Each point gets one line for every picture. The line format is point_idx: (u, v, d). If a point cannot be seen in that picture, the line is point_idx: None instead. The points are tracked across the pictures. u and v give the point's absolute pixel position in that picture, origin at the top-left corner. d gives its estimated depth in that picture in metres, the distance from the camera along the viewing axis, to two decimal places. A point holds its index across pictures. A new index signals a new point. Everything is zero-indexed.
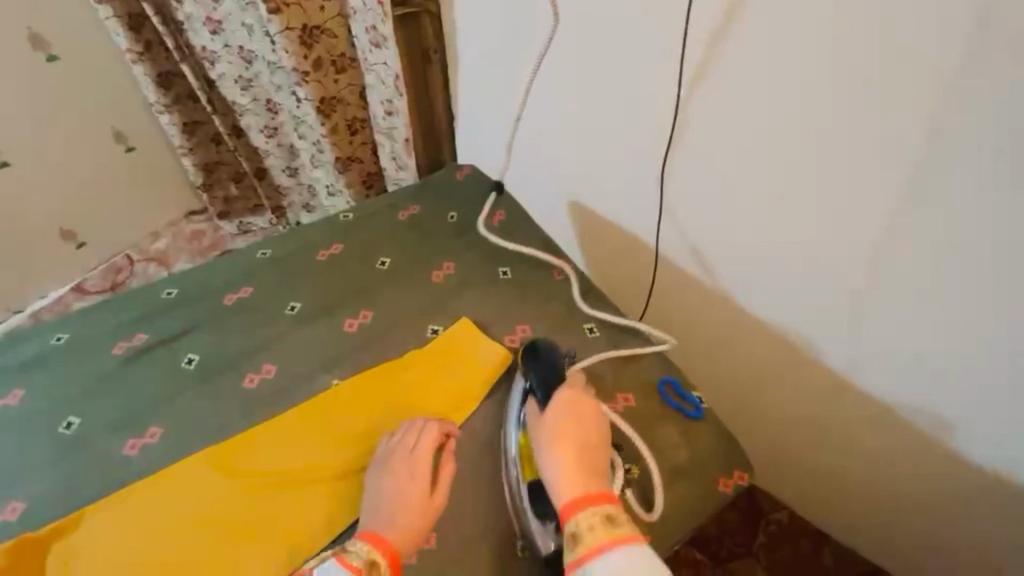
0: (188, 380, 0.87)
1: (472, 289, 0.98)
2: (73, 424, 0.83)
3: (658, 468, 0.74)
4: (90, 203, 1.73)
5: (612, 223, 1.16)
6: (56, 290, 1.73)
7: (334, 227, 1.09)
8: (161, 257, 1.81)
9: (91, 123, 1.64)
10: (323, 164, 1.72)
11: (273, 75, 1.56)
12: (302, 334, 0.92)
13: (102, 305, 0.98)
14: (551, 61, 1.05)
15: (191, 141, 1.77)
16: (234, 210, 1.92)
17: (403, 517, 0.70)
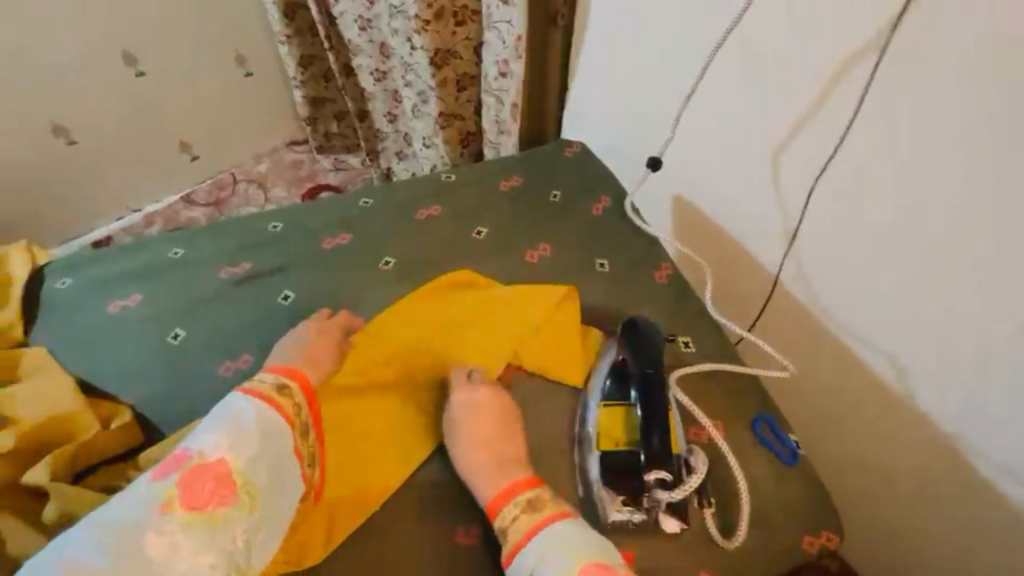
0: (284, 314, 0.90)
1: (566, 276, 0.94)
2: (179, 335, 0.88)
3: (749, 511, 0.68)
4: (206, 121, 1.82)
5: (720, 230, 1.08)
6: (167, 198, 1.84)
7: (434, 188, 1.08)
8: (262, 179, 1.90)
9: (217, 44, 1.73)
10: (424, 115, 1.72)
11: (393, 18, 1.56)
12: (394, 290, 0.93)
13: (216, 227, 1.02)
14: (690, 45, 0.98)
15: (305, 74, 1.82)
16: (331, 147, 1.98)
17: (309, 355, 0.78)
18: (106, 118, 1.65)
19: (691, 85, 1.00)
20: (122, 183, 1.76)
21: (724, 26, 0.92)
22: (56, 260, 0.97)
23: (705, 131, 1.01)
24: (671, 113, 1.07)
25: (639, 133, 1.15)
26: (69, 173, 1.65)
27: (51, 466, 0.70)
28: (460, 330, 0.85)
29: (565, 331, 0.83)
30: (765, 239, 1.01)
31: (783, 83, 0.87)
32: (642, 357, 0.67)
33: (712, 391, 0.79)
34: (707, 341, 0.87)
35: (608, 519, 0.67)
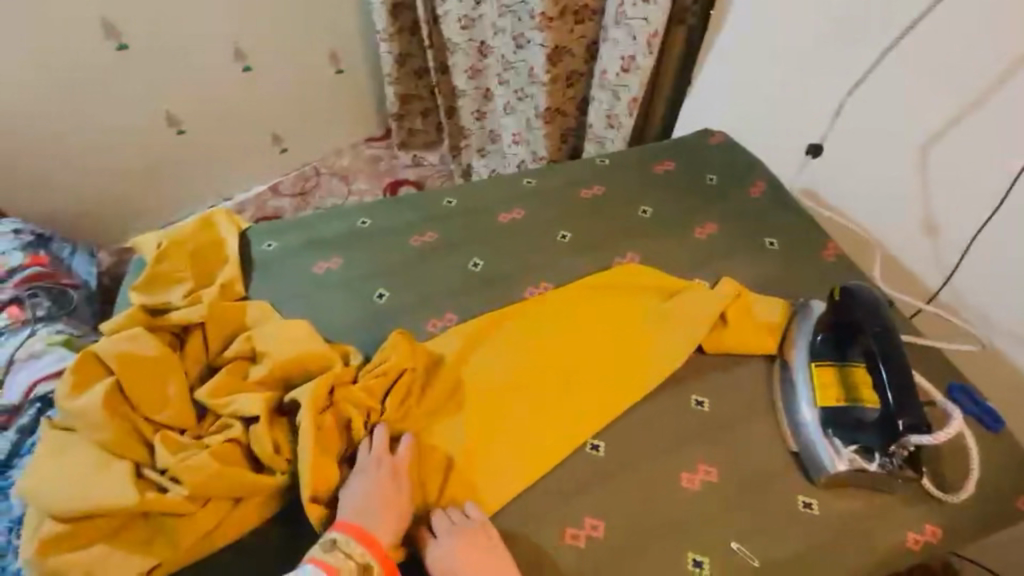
0: (473, 280, 0.97)
1: (736, 253, 0.99)
2: (384, 295, 0.95)
3: (976, 468, 0.71)
4: (301, 116, 1.92)
5: (863, 223, 1.14)
6: (256, 187, 1.93)
7: (594, 169, 1.14)
8: (343, 173, 1.99)
9: (316, 43, 1.82)
10: (514, 112, 1.81)
11: (500, 18, 1.67)
12: (566, 262, 0.99)
13: (394, 202, 1.10)
14: (858, 45, 1.05)
15: (400, 72, 1.91)
16: (412, 143, 2.07)
17: (385, 513, 0.68)
18: (213, 109, 1.76)
19: (853, 83, 1.07)
20: (217, 173, 1.86)
21: (895, 31, 1.00)
22: (258, 224, 1.05)
23: (852, 120, 1.09)
24: (831, 105, 1.11)
25: (771, 123, 1.23)
26: (180, 159, 1.77)
27: (317, 387, 0.73)
28: (623, 310, 0.89)
29: (758, 303, 0.86)
30: (904, 222, 1.08)
31: (961, 72, 0.94)
32: (877, 318, 0.72)
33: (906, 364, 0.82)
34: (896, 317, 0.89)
35: (834, 470, 0.72)
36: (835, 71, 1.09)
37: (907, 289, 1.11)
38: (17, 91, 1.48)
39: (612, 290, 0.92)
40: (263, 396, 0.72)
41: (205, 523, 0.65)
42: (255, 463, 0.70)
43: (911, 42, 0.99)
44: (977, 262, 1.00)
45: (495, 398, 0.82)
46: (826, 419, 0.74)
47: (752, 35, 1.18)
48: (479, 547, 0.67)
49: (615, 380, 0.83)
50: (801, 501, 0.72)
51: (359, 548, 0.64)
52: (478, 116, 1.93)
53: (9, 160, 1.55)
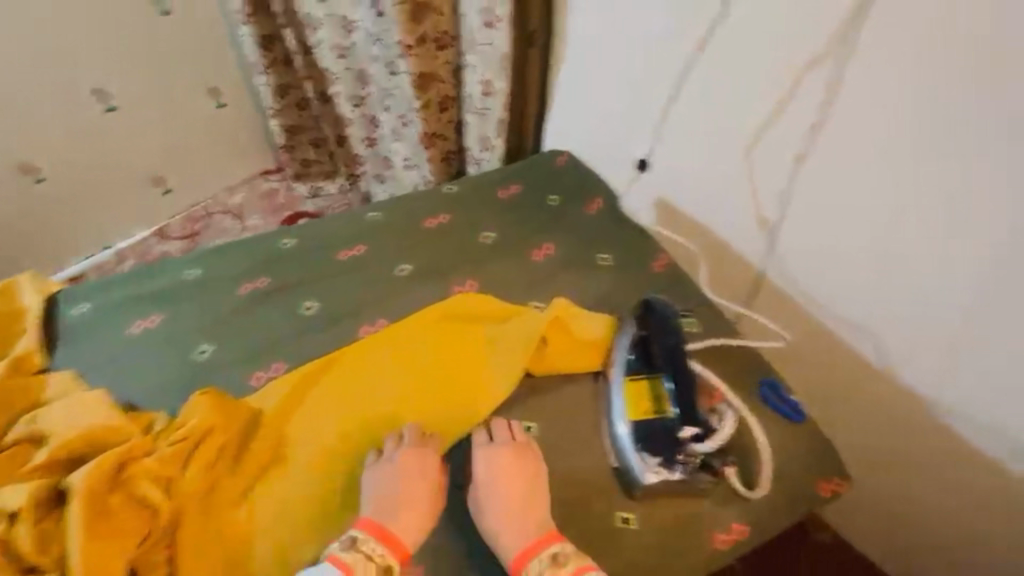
0: (306, 323, 0.93)
1: (571, 272, 1.01)
2: (206, 351, 0.89)
3: (768, 462, 0.76)
4: (178, 155, 1.82)
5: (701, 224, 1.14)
6: (138, 234, 1.82)
7: (437, 199, 1.14)
8: (237, 212, 1.92)
9: (189, 80, 1.74)
10: (405, 137, 1.77)
11: (371, 46, 1.63)
12: (403, 297, 0.97)
13: (227, 247, 1.05)
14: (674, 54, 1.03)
15: (282, 103, 1.84)
16: (308, 175, 1.99)
17: (403, 511, 0.71)
18: (81, 160, 1.64)
19: (655, 104, 1.10)
20: (86, 222, 1.73)
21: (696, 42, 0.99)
22: (70, 286, 0.97)
23: (664, 136, 1.11)
24: (644, 120, 1.13)
25: (595, 140, 1.23)
26: (39, 212, 1.63)
27: (96, 471, 0.67)
28: (453, 342, 0.88)
29: (581, 320, 0.87)
30: (738, 221, 1.07)
31: (764, 75, 0.93)
32: (662, 338, 0.80)
33: (715, 369, 0.87)
34: (715, 320, 0.94)
35: (647, 482, 0.74)
36: (645, 89, 1.10)
37: (717, 288, 1.17)
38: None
39: (442, 322, 0.91)
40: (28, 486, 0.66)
41: None
42: (22, 566, 0.64)
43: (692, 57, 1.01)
44: (799, 259, 1.02)
45: (312, 449, 0.78)
46: (633, 433, 0.76)
47: (573, 54, 1.18)
48: (515, 460, 0.74)
49: (438, 421, 0.81)
50: (620, 518, 0.74)
51: (381, 548, 0.68)
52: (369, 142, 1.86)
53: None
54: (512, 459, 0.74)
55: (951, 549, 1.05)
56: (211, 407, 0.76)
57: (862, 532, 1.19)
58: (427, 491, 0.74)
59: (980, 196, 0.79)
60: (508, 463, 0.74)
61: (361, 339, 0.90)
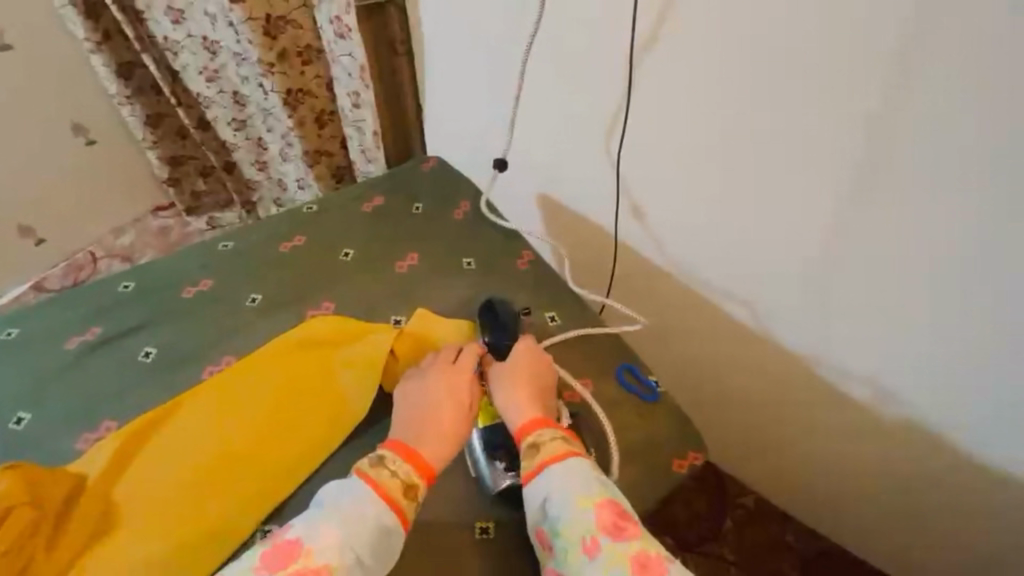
0: (143, 372, 0.86)
1: (437, 279, 0.98)
2: (23, 420, 0.81)
3: (616, 449, 0.80)
4: (44, 201, 1.66)
5: (573, 215, 1.16)
6: (13, 290, 1.67)
7: (296, 219, 1.09)
8: (126, 253, 1.74)
9: (45, 119, 1.59)
10: (293, 157, 1.68)
11: (239, 66, 1.52)
12: (256, 329, 0.91)
13: (57, 298, 0.96)
14: (509, 51, 1.05)
15: (156, 134, 1.71)
16: (203, 205, 1.85)
17: (426, 429, 0.72)
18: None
19: (515, 102, 1.10)
20: None
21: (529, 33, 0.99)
22: None
23: (535, 133, 1.11)
24: (507, 113, 1.13)
25: (482, 140, 1.22)
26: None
27: None
28: (304, 369, 0.84)
29: (439, 329, 0.87)
30: (611, 205, 1.08)
31: (603, 64, 0.93)
32: (498, 332, 0.85)
33: (576, 361, 0.89)
34: (575, 310, 0.96)
35: (499, 486, 0.75)
36: (507, 87, 1.09)
37: (590, 284, 1.23)
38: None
39: (291, 351, 0.86)
40: None
41: None
42: None
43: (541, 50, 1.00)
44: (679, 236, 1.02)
45: (144, 507, 0.72)
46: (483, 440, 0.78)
47: (444, 54, 1.17)
48: (523, 360, 0.78)
49: (286, 458, 0.77)
50: (479, 523, 0.75)
51: (404, 464, 0.69)
52: (263, 166, 1.76)
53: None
54: (522, 358, 0.79)
55: (843, 498, 1.11)
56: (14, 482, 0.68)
57: (774, 488, 1.25)
58: (459, 403, 0.74)
59: (804, 161, 0.81)
60: (521, 364, 0.78)
61: (206, 381, 0.84)
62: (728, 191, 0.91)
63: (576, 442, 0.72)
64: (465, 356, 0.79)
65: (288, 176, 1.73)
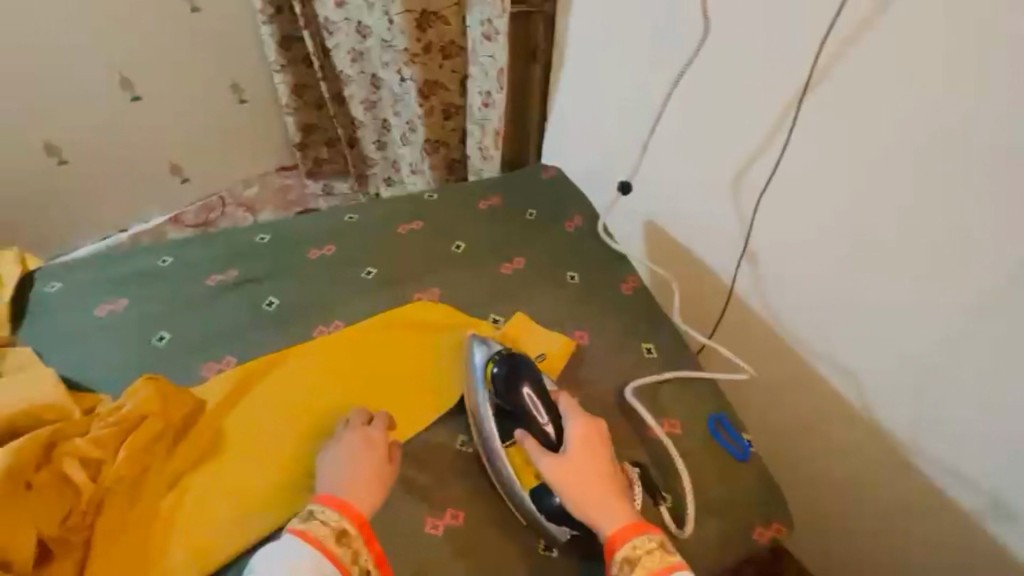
0: (264, 319, 0.93)
1: (538, 288, 0.99)
2: (164, 337, 0.90)
3: (692, 502, 0.76)
4: (194, 146, 1.86)
5: (684, 247, 1.13)
6: (156, 219, 1.85)
7: (416, 205, 1.15)
8: (248, 204, 1.91)
9: (211, 74, 1.78)
10: (412, 142, 1.77)
11: (383, 52, 1.63)
12: (366, 299, 0.96)
13: (204, 237, 1.07)
14: (648, 78, 1.06)
15: (298, 102, 1.87)
16: (322, 172, 2.00)
17: (350, 480, 0.69)
18: (104, 143, 1.71)
19: (651, 127, 1.09)
20: (101, 204, 1.78)
21: (680, 67, 1.00)
22: (46, 266, 1.00)
23: (665, 159, 1.09)
24: (641, 137, 1.11)
25: (604, 158, 1.21)
26: (58, 189, 1.70)
27: (24, 448, 0.67)
28: (404, 350, 0.89)
29: (538, 339, 0.89)
30: (727, 247, 1.05)
31: (756, 99, 0.91)
32: (516, 390, 0.77)
33: (667, 399, 0.86)
34: (672, 346, 0.93)
35: (563, 537, 0.73)
36: (648, 109, 1.08)
37: (698, 323, 1.15)
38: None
39: (395, 331, 0.92)
40: None
41: None
42: None
43: (693, 75, 0.98)
44: (787, 288, 0.97)
45: (245, 443, 0.79)
46: (548, 508, 0.72)
47: (586, 69, 1.18)
48: (593, 448, 0.71)
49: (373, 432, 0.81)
50: (541, 546, 0.75)
51: (333, 513, 0.66)
52: (380, 145, 1.87)
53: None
54: (588, 447, 0.71)
55: None
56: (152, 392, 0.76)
57: None
58: (381, 465, 0.72)
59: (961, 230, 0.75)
60: (591, 452, 0.71)
61: (318, 340, 0.91)
62: (861, 249, 0.86)
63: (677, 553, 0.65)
64: (377, 423, 0.77)
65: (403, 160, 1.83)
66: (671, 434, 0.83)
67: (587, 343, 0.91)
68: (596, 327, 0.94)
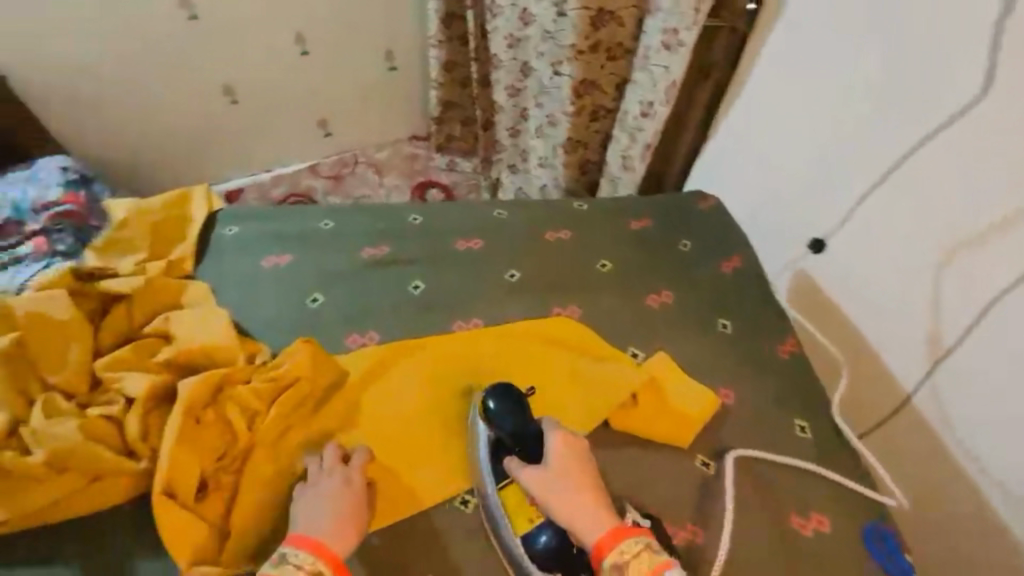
0: (408, 302, 0.95)
1: (681, 331, 0.93)
2: (318, 300, 0.95)
3: None
4: (343, 106, 1.98)
5: (848, 320, 1.02)
6: (296, 165, 2.03)
7: (566, 213, 1.11)
8: (378, 166, 2.06)
9: (371, 41, 1.88)
10: (546, 135, 1.73)
11: (543, 43, 1.59)
12: (508, 303, 0.96)
13: (362, 207, 1.11)
14: (851, 148, 0.97)
15: (445, 78, 1.91)
16: (449, 148, 2.10)
17: (327, 520, 0.67)
18: (267, 91, 1.86)
19: (870, 187, 0.95)
20: (255, 145, 1.95)
21: (900, 149, 0.90)
22: (227, 209, 1.08)
23: (872, 224, 0.95)
24: (852, 195, 0.98)
25: (788, 205, 1.10)
26: (223, 126, 1.87)
27: (200, 384, 0.74)
28: (540, 367, 0.86)
29: (680, 391, 0.83)
30: (908, 330, 0.93)
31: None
32: (515, 423, 0.73)
33: (817, 489, 0.78)
34: (827, 431, 0.84)
35: None
36: (870, 166, 0.95)
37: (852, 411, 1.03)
38: (106, 55, 1.62)
39: (533, 343, 0.89)
40: (155, 377, 0.73)
41: (57, 492, 0.65)
42: (124, 445, 0.70)
43: (948, 140, 0.84)
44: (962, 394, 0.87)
45: (377, 425, 0.81)
46: (535, 547, 0.70)
47: (794, 108, 1.05)
48: (573, 457, 0.71)
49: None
50: None
51: (307, 555, 0.63)
52: (513, 132, 1.85)
53: (50, 98, 1.66)
54: (568, 457, 0.71)
55: None
56: (306, 355, 0.80)
57: None
58: (356, 509, 0.70)
59: None
60: (570, 465, 0.71)
61: (460, 336, 0.91)
62: None
63: (662, 552, 0.65)
64: (357, 458, 0.75)
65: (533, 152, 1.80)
66: (819, 531, 0.74)
67: (733, 405, 0.84)
68: (743, 386, 0.87)
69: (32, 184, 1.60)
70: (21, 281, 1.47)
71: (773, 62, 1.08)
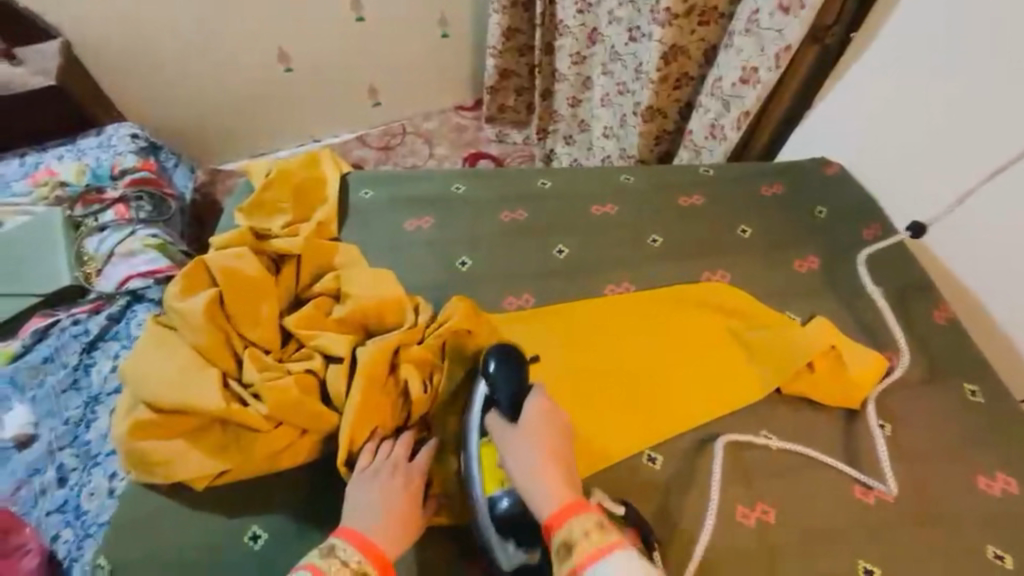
0: (558, 266, 0.96)
1: (837, 292, 0.95)
2: (466, 263, 0.95)
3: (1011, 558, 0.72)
4: (398, 75, 1.94)
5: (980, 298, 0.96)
6: (345, 135, 2.00)
7: (693, 177, 1.10)
8: (428, 137, 2.00)
9: (428, 6, 1.82)
10: (614, 105, 1.58)
11: (617, 6, 1.43)
12: (655, 267, 0.96)
13: (490, 172, 1.10)
14: (949, 164, 0.95)
15: (504, 46, 1.81)
16: (500, 119, 2.01)
17: (387, 515, 0.63)
18: (323, 57, 1.82)
19: None
20: (309, 112, 1.92)
21: (984, 181, 0.90)
22: (358, 172, 1.08)
23: None
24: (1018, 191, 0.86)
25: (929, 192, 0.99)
26: (277, 94, 1.85)
27: (379, 350, 0.74)
28: (708, 332, 0.88)
29: (848, 354, 0.84)
30: None
31: None
32: (508, 384, 0.69)
33: (995, 450, 0.80)
34: (999, 393, 0.85)
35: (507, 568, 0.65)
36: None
37: (1009, 380, 0.95)
38: (171, 23, 1.62)
39: (702, 308, 0.90)
40: (346, 338, 0.76)
41: (275, 443, 0.68)
42: (328, 398, 0.73)
43: None
44: None
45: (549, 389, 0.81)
46: (496, 512, 0.64)
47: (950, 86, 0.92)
48: (549, 422, 0.67)
49: (645, 413, 0.80)
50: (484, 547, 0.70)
51: (354, 554, 0.59)
52: (572, 102, 1.76)
53: (111, 61, 1.65)
54: (545, 420, 0.67)
55: None
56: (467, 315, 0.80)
57: None
58: (411, 507, 0.65)
59: None
60: (548, 434, 0.66)
61: (628, 299, 0.91)
62: None
63: (614, 529, 0.59)
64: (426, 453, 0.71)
65: (597, 121, 1.65)
66: (1008, 491, 0.76)
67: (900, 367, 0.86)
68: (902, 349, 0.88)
69: (104, 151, 1.57)
70: (107, 250, 1.40)
71: (867, 70, 1.04)
